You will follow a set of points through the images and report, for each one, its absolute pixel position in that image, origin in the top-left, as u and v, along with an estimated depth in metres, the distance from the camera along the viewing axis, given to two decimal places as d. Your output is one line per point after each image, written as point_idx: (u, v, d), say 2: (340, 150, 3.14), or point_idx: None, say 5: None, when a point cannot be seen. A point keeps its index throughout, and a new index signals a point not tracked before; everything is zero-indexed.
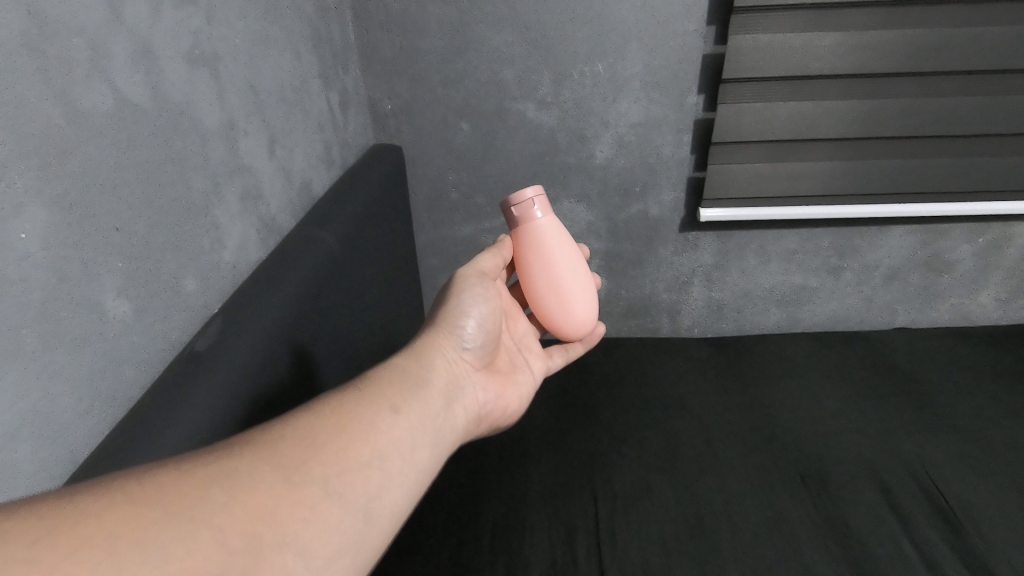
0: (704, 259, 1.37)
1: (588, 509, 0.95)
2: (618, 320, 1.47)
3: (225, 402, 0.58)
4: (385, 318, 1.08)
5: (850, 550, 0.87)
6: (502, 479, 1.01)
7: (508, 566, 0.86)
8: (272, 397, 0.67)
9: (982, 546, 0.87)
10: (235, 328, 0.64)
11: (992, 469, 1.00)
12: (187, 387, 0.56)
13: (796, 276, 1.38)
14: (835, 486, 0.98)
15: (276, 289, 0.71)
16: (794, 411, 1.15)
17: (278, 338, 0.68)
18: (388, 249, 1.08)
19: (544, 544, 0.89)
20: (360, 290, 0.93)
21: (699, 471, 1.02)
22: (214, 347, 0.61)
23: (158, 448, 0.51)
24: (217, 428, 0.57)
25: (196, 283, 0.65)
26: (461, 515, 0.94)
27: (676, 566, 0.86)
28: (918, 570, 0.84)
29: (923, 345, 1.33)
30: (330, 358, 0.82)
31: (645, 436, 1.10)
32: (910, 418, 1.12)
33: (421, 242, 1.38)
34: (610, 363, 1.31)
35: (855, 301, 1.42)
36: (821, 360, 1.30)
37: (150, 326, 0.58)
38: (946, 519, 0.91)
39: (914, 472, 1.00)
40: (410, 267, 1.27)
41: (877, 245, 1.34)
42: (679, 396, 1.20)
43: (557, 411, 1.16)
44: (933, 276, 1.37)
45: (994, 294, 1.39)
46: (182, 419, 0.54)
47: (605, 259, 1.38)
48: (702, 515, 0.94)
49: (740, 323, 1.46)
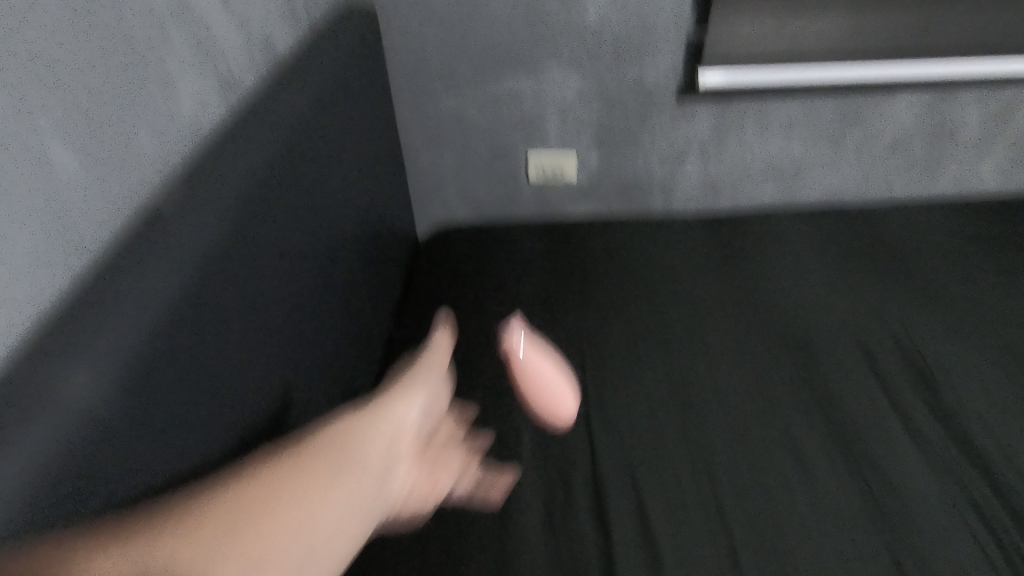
0: (701, 130, 1.32)
1: (576, 378, 0.98)
2: (609, 199, 1.43)
3: (192, 282, 0.53)
4: (363, 198, 1.04)
5: (827, 406, 0.92)
6: (490, 355, 1.03)
7: (499, 430, 0.90)
8: (252, 275, 0.65)
9: (955, 401, 0.91)
10: (202, 183, 0.57)
11: (973, 333, 1.03)
12: (152, 249, 0.50)
13: (796, 147, 1.35)
14: (818, 352, 1.02)
15: (249, 142, 0.66)
16: (784, 284, 1.17)
17: (252, 201, 0.64)
18: (359, 123, 1.02)
19: (533, 411, 0.93)
20: (332, 164, 0.89)
21: (688, 342, 1.05)
22: (177, 208, 0.54)
23: (125, 306, 0.46)
24: (189, 289, 0.53)
25: (157, 141, 0.54)
26: (451, 389, 0.98)
27: (663, 424, 0.91)
28: (894, 424, 0.88)
29: (920, 218, 1.33)
30: (304, 237, 0.79)
31: (634, 311, 1.12)
32: (897, 288, 1.14)
33: (400, 117, 1.30)
34: (601, 241, 1.32)
35: (854, 174, 1.39)
36: (814, 235, 1.30)
37: (104, 183, 0.48)
38: (924, 380, 0.95)
39: (897, 340, 1.03)
40: (387, 144, 1.21)
41: (882, 112, 1.30)
42: (669, 272, 1.22)
43: (546, 289, 1.17)
44: (937, 144, 1.35)
45: (996, 163, 1.38)
46: (150, 278, 0.49)
47: (598, 132, 1.32)
48: (689, 380, 0.97)
49: (734, 199, 1.43)
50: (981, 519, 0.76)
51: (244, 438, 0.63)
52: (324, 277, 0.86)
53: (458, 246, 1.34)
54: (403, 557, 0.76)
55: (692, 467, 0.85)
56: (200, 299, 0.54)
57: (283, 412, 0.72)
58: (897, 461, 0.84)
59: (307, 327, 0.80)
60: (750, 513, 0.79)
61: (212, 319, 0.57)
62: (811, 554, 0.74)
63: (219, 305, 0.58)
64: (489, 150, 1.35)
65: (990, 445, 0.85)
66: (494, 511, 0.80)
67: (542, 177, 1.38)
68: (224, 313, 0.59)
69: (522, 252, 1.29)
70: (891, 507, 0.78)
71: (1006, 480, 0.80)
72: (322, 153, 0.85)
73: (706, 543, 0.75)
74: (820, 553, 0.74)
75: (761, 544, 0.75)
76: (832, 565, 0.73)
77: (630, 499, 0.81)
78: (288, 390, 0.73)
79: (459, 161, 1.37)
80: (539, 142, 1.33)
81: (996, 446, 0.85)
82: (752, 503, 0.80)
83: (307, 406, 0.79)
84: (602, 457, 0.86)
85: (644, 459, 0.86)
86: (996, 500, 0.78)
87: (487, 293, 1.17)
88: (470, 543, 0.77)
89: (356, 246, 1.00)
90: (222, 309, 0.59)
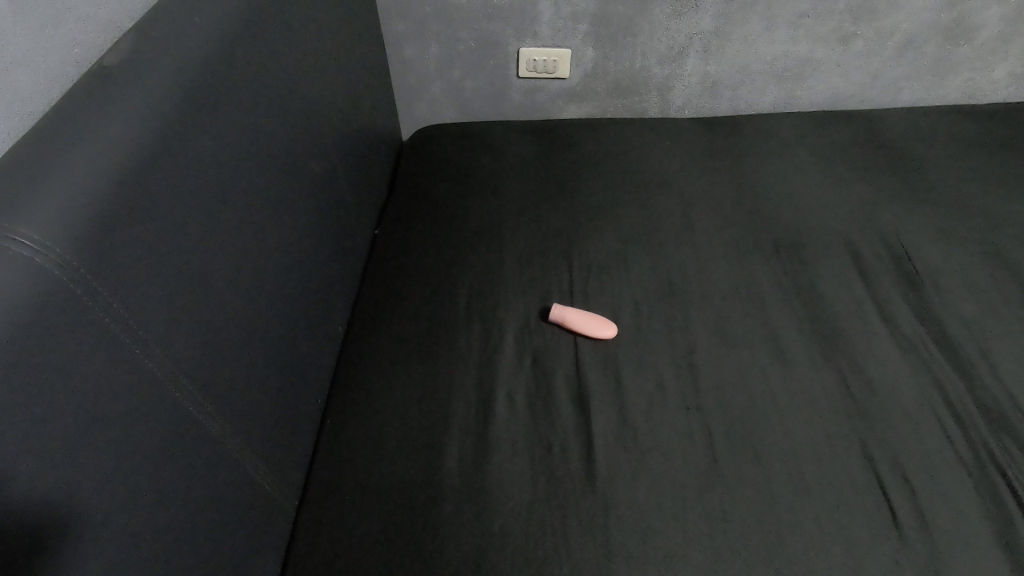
0: (703, 24, 1.25)
1: (561, 277, 0.99)
2: (604, 99, 1.39)
3: (135, 155, 0.52)
4: (342, 87, 0.99)
5: (810, 306, 0.93)
6: (474, 253, 1.03)
7: (484, 324, 0.92)
8: (221, 149, 0.63)
9: (937, 302, 0.92)
10: (149, 47, 0.59)
11: (964, 236, 1.03)
12: (102, 105, 0.52)
13: (802, 46, 1.29)
14: (807, 253, 1.02)
15: (195, 12, 0.65)
16: (777, 188, 1.15)
17: (216, 70, 0.64)
18: (333, 1, 0.95)
19: (518, 307, 0.94)
20: (303, 46, 0.84)
21: (676, 243, 1.04)
22: (122, 66, 0.56)
23: (83, 153, 0.49)
24: (161, 144, 0.54)
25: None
26: (438, 284, 0.98)
27: (646, 321, 0.92)
28: (872, 320, 0.91)
29: (927, 122, 1.30)
30: (278, 119, 0.76)
31: (623, 211, 1.10)
32: (894, 191, 1.13)
33: (380, 2, 1.20)
34: (595, 142, 1.28)
35: (860, 76, 1.35)
36: (812, 137, 1.28)
37: (37, 32, 0.50)
38: (909, 280, 0.96)
39: (887, 241, 1.03)
40: (367, 32, 1.14)
41: (897, 6, 1.23)
42: (662, 172, 1.20)
43: (533, 190, 1.16)
44: (950, 45, 1.29)
45: (1010, 68, 1.34)
46: (104, 131, 0.51)
47: (593, 23, 1.24)
48: (675, 279, 0.98)
49: (734, 101, 1.40)
50: (949, 408, 0.79)
51: (226, 316, 0.64)
52: (305, 163, 0.84)
53: (445, 144, 1.30)
54: (391, 437, 0.80)
55: (673, 361, 0.87)
56: (151, 173, 0.53)
57: (267, 295, 0.73)
58: (874, 356, 0.86)
59: (288, 213, 0.79)
60: (725, 402, 0.81)
61: (171, 196, 0.55)
62: (782, 438, 0.77)
63: (177, 182, 0.56)
64: (478, 43, 1.28)
65: (966, 343, 0.86)
66: (478, 399, 0.83)
67: (535, 73, 1.33)
68: (190, 187, 0.58)
69: (512, 151, 1.26)
70: (864, 397, 0.81)
71: (980, 372, 0.83)
72: (285, 29, 0.79)
73: (682, 429, 0.79)
74: (790, 440, 0.77)
75: (735, 429, 0.79)
76: (802, 448, 0.76)
77: (611, 389, 0.84)
78: (270, 275, 0.74)
79: (447, 54, 1.30)
80: (531, 36, 1.27)
81: (972, 342, 0.87)
82: (729, 393, 0.82)
83: (290, 293, 0.80)
84: (583, 350, 0.88)
85: (627, 350, 0.88)
86: (965, 391, 0.81)
87: (473, 192, 1.16)
88: (454, 427, 0.80)
89: (336, 137, 0.97)
90: (183, 185, 0.57)
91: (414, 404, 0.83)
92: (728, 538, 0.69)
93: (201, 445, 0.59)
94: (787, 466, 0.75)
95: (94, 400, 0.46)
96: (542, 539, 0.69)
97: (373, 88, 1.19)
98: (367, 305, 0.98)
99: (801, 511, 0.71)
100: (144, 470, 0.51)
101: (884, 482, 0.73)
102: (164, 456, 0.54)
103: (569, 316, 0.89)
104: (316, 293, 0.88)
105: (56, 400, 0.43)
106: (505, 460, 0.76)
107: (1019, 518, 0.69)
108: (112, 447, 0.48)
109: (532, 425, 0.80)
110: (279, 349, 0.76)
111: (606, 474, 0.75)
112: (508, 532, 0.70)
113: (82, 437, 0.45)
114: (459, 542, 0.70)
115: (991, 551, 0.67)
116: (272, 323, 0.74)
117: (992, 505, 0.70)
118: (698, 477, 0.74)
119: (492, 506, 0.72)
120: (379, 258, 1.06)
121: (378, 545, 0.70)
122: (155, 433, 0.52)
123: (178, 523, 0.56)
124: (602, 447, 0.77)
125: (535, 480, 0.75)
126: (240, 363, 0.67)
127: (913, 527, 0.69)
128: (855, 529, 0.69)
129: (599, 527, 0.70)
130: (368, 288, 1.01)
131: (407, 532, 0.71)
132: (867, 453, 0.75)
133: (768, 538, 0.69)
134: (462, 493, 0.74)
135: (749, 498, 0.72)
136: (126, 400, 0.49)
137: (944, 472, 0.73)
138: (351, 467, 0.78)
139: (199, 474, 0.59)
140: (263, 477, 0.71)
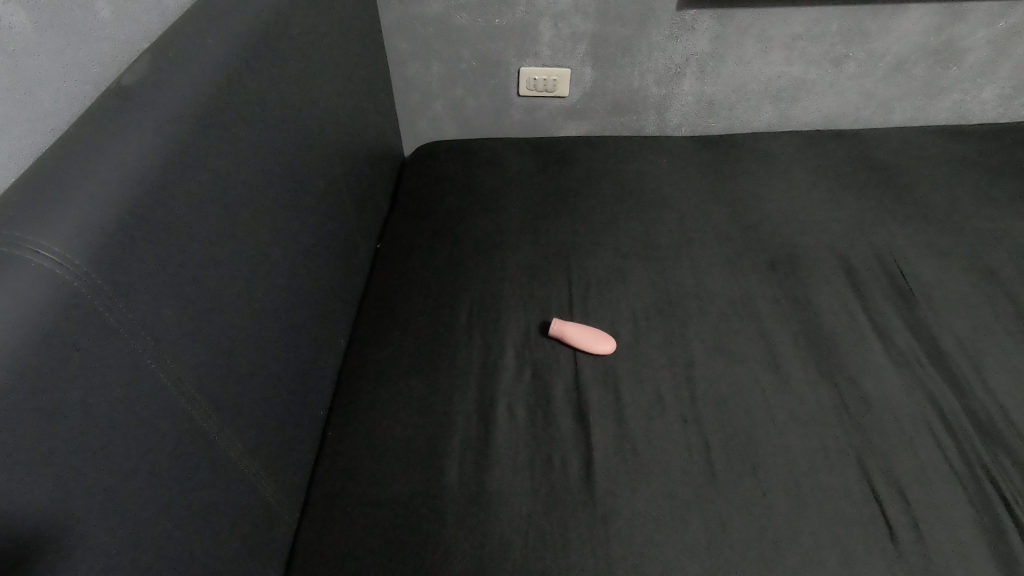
0: (699, 45, 1.27)
1: (561, 292, 1.00)
2: (602, 116, 1.41)
3: (147, 171, 0.52)
4: (346, 103, 1.01)
5: (805, 320, 0.94)
6: (474, 267, 1.04)
7: (483, 336, 0.93)
8: (230, 166, 0.64)
9: (929, 318, 0.93)
10: (163, 66, 0.60)
11: (955, 252, 1.04)
12: (119, 121, 0.54)
13: (796, 67, 1.32)
14: (803, 269, 1.03)
15: (207, 34, 0.66)
16: (774, 205, 1.17)
17: (226, 90, 0.65)
18: (339, 21, 0.98)
19: (518, 321, 0.95)
20: (309, 65, 0.86)
21: (674, 258, 1.05)
22: (139, 83, 0.58)
23: (102, 167, 0.50)
24: (174, 160, 0.56)
25: (108, 12, 0.58)
26: (437, 299, 0.99)
27: (644, 336, 0.93)
28: (867, 334, 0.92)
29: (918, 141, 1.32)
30: (284, 138, 0.77)
31: (622, 227, 1.12)
32: (887, 208, 1.15)
33: (384, 21, 1.23)
34: (592, 159, 1.30)
35: (853, 97, 1.37)
36: (808, 155, 1.30)
37: (57, 52, 0.52)
38: (902, 295, 0.97)
39: (880, 257, 1.05)
40: (371, 50, 1.16)
41: (888, 29, 1.26)
42: (659, 188, 1.21)
43: (532, 205, 1.17)
44: (940, 67, 1.32)
45: (998, 89, 1.36)
46: (124, 146, 0.52)
47: (591, 44, 1.27)
48: (673, 294, 0.99)
49: (731, 121, 1.42)
50: (943, 422, 0.80)
51: (231, 328, 0.64)
52: (310, 179, 0.85)
53: (445, 161, 1.31)
54: (391, 450, 0.80)
55: (672, 374, 0.87)
56: (162, 189, 0.54)
57: (272, 307, 0.74)
58: (869, 371, 0.86)
59: (293, 225, 0.80)
60: (723, 416, 0.82)
61: (179, 211, 0.56)
62: (779, 450, 0.78)
63: (190, 196, 0.57)
64: (479, 62, 1.30)
65: (960, 359, 0.87)
66: (478, 412, 0.83)
67: (535, 92, 1.35)
68: (201, 201, 0.59)
69: (511, 168, 1.28)
70: (859, 410, 0.82)
71: (971, 386, 0.84)
72: (292, 48, 0.81)
73: (682, 441, 0.79)
74: (787, 452, 0.78)
75: (732, 441, 0.79)
76: (799, 461, 0.77)
77: (610, 402, 0.84)
78: (275, 287, 0.75)
79: (448, 73, 1.32)
80: (531, 56, 1.29)
81: (966, 357, 0.87)
82: (728, 407, 0.83)
83: (295, 307, 0.80)
84: (582, 364, 0.89)
85: (627, 363, 0.89)
86: (959, 405, 0.82)
87: (473, 207, 1.17)
88: (455, 439, 0.80)
89: (340, 152, 0.98)
90: (195, 201, 0.58)
91: (415, 417, 0.83)
92: (727, 549, 0.69)
93: (206, 454, 0.59)
94: (786, 478, 0.75)
95: (100, 406, 0.46)
96: (543, 550, 0.70)
97: (377, 105, 1.21)
98: (368, 317, 0.99)
99: (800, 522, 0.71)
100: (151, 479, 0.52)
101: (879, 494, 0.73)
102: (170, 464, 0.54)
103: (567, 329, 0.90)
104: (320, 306, 0.89)
105: (67, 406, 0.43)
106: (505, 471, 0.77)
107: (1012, 528, 0.70)
108: (116, 457, 0.48)
109: (532, 437, 0.80)
110: (283, 361, 0.77)
111: (606, 487, 0.75)
112: (509, 543, 0.70)
113: (85, 443, 0.45)
114: (460, 552, 0.70)
115: (984, 562, 0.67)
116: (276, 336, 0.75)
117: (985, 517, 0.71)
118: (696, 488, 0.75)
119: (493, 517, 0.73)
120: (380, 273, 1.07)
121: (380, 556, 0.70)
122: (162, 442, 0.53)
123: (181, 531, 0.56)
124: (602, 460, 0.78)
125: (535, 492, 0.75)
126: (245, 374, 0.67)
127: (909, 538, 0.69)
128: (851, 540, 0.70)
129: (599, 538, 0.70)
130: (370, 302, 1.02)
131: (408, 544, 0.71)
132: (863, 465, 0.76)
133: (767, 548, 0.69)
134: (464, 505, 0.74)
135: (747, 509, 0.72)
136: (136, 407, 0.50)
137: (939, 484, 0.74)
138: (352, 479, 0.78)
139: (204, 482, 0.59)
140: (267, 487, 0.71)
